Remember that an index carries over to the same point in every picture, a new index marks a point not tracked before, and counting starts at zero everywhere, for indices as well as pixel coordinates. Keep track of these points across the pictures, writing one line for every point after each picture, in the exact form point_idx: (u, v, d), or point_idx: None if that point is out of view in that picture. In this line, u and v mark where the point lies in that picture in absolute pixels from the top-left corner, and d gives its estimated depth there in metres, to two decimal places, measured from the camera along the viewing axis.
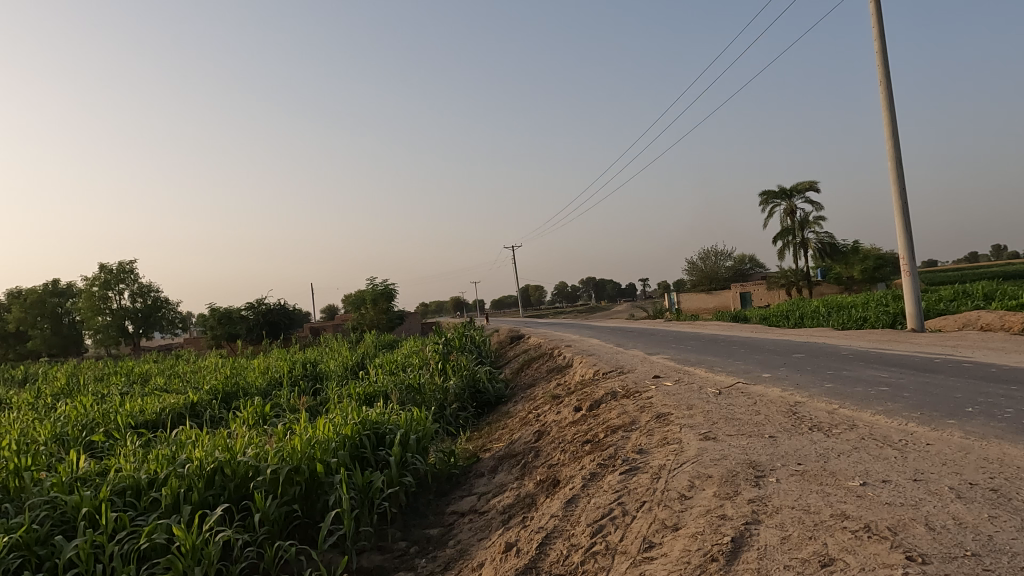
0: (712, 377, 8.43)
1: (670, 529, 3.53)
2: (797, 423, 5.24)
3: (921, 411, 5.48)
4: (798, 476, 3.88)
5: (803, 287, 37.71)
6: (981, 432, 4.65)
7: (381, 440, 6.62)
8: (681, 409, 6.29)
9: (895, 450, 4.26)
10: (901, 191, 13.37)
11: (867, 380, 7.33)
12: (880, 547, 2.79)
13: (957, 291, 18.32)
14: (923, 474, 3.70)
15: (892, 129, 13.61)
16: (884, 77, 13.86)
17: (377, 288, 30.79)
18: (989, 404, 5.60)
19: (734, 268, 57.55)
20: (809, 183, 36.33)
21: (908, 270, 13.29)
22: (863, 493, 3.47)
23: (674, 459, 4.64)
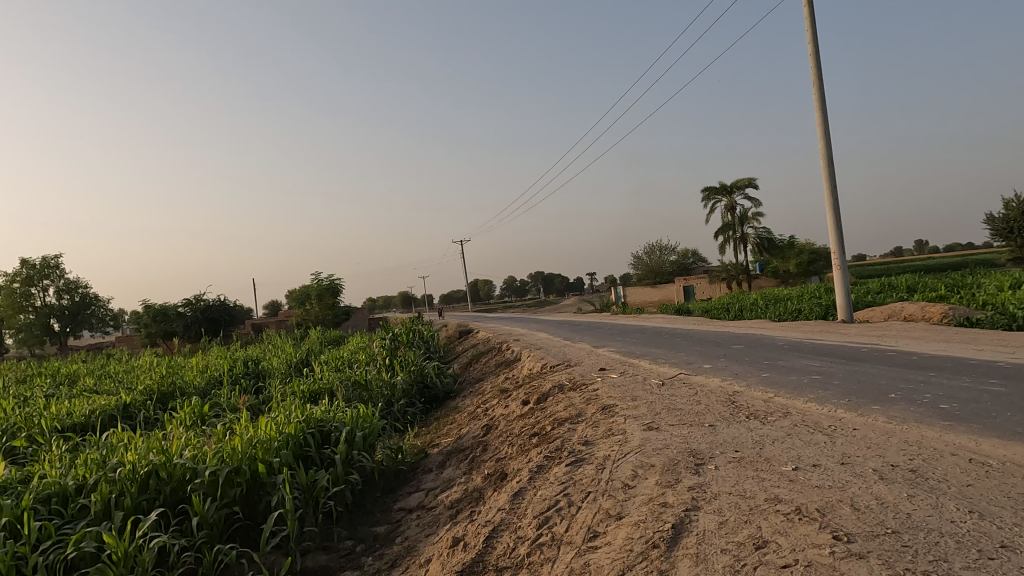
0: (655, 369, 8.64)
1: (613, 518, 3.60)
2: (735, 412, 5.43)
3: (849, 397, 5.76)
4: (736, 462, 4.02)
5: (742, 280, 39.03)
6: (903, 416, 4.93)
7: (326, 438, 6.50)
8: (625, 401, 6.41)
9: (824, 435, 4.47)
10: (833, 186, 13.99)
11: (801, 369, 7.65)
12: (810, 528, 2.92)
13: (883, 284, 19.33)
14: (849, 457, 3.90)
15: (824, 128, 14.18)
16: (816, 77, 14.40)
17: (322, 283, 30.39)
18: (911, 390, 5.95)
19: (678, 263, 59.05)
20: (748, 180, 37.53)
21: (839, 264, 13.91)
22: (795, 477, 3.63)
23: (619, 450, 4.73)
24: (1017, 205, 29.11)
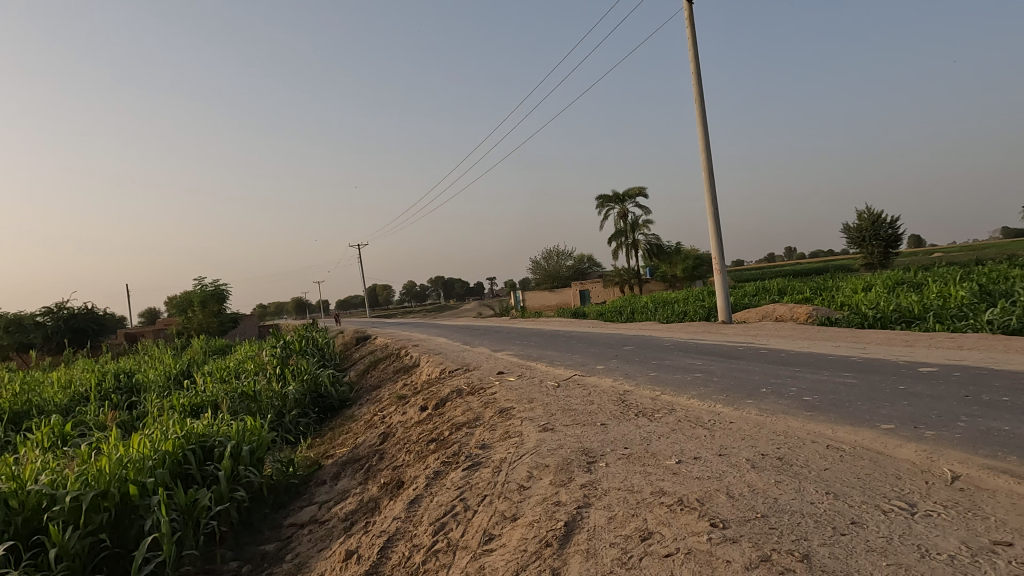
0: (551, 370, 8.85)
1: (508, 520, 3.63)
2: (625, 410, 5.67)
3: (726, 393, 6.19)
4: (625, 458, 4.20)
5: (634, 284, 40.89)
6: (772, 409, 5.37)
7: (208, 454, 6.09)
8: (522, 403, 6.51)
9: (704, 429, 4.77)
10: (713, 196, 14.99)
11: (685, 367, 8.13)
12: (690, 517, 3.10)
13: (757, 287, 20.96)
14: (726, 449, 4.18)
15: (705, 141, 15.14)
16: (698, 94, 15.35)
17: (206, 289, 28.49)
18: (779, 384, 6.48)
19: (574, 267, 60.86)
20: (639, 189, 39.35)
21: (719, 268, 14.91)
22: (678, 469, 3.84)
23: (515, 452, 4.78)
24: (868, 217, 32.65)
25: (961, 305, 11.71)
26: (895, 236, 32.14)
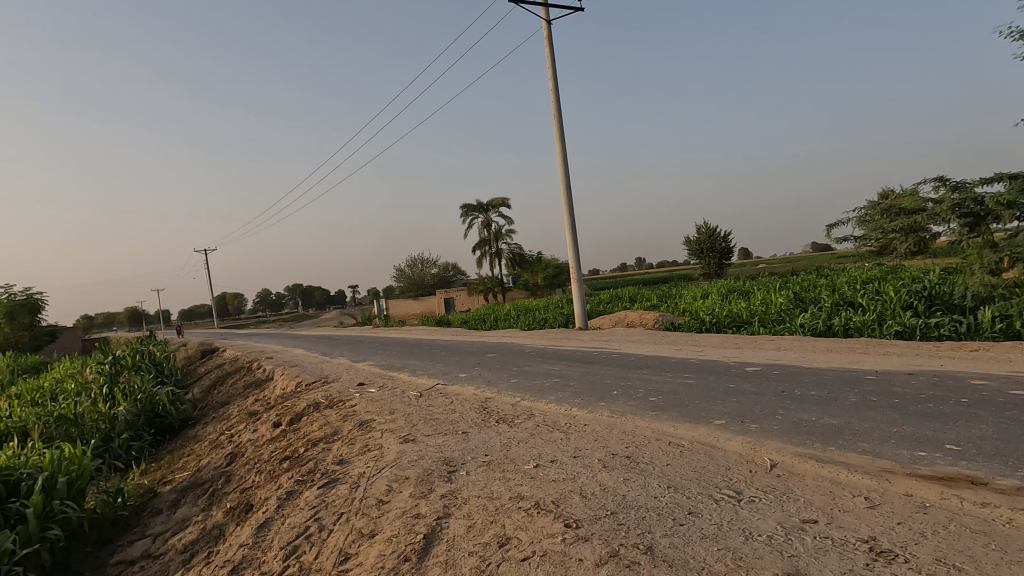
0: (414, 380, 8.74)
1: (366, 537, 3.52)
2: (486, 418, 5.74)
3: (582, 397, 6.49)
4: (485, 466, 4.24)
5: (498, 292, 41.69)
6: (623, 410, 5.70)
7: (13, 490, 5.27)
8: (383, 414, 6.35)
9: (561, 433, 4.96)
10: (571, 208, 15.69)
11: (544, 374, 8.40)
12: (546, 520, 3.20)
13: (611, 295, 22.27)
14: (580, 451, 4.38)
15: (563, 155, 15.81)
16: (556, 109, 15.98)
17: (14, 299, 24.74)
18: (629, 387, 6.91)
19: (439, 275, 60.78)
20: (502, 200, 40.21)
21: (576, 277, 15.62)
22: (535, 474, 3.95)
23: (374, 465, 4.65)
24: (705, 230, 35.98)
25: (780, 311, 13.26)
26: (727, 248, 35.70)
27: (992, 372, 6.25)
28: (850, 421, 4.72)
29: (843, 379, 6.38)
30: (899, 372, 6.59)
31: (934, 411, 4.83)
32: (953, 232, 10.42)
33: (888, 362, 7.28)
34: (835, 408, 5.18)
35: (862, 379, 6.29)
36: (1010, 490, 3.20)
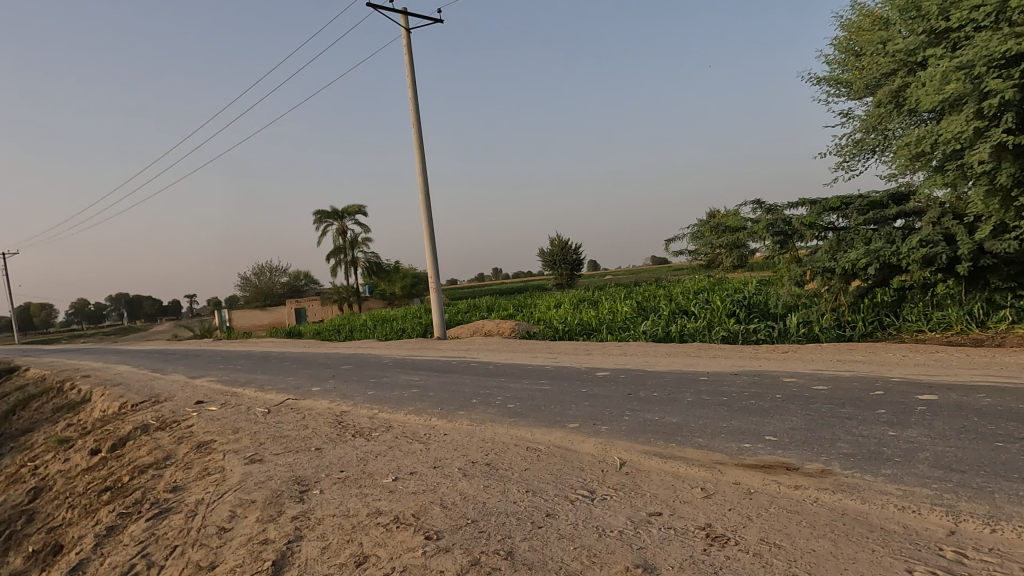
0: (261, 396, 8.15)
1: (205, 570, 3.20)
2: (341, 432, 5.50)
3: (441, 406, 6.45)
4: (340, 483, 4.05)
5: (353, 302, 40.39)
6: (482, 418, 5.75)
7: None
8: (225, 434, 5.84)
9: (420, 444, 4.89)
10: (430, 217, 15.60)
11: (402, 384, 8.24)
12: (406, 534, 3.12)
13: (468, 304, 22.47)
14: (440, 461, 4.34)
15: (422, 164, 15.68)
16: (415, 117, 15.81)
17: None
18: (487, 394, 7.00)
19: (289, 284, 57.57)
20: (358, 207, 39.04)
21: (434, 286, 15.56)
22: (394, 487, 3.85)
23: (214, 491, 4.25)
24: (558, 242, 37.65)
25: (625, 319, 14.20)
26: (578, 260, 37.65)
27: (799, 370, 7.18)
28: (687, 419, 5.16)
29: (680, 381, 6.97)
30: (726, 373, 7.34)
31: (755, 406, 5.43)
32: (766, 249, 11.84)
33: (717, 364, 8.08)
34: (674, 407, 5.63)
35: (696, 380, 6.91)
36: (815, 473, 3.68)
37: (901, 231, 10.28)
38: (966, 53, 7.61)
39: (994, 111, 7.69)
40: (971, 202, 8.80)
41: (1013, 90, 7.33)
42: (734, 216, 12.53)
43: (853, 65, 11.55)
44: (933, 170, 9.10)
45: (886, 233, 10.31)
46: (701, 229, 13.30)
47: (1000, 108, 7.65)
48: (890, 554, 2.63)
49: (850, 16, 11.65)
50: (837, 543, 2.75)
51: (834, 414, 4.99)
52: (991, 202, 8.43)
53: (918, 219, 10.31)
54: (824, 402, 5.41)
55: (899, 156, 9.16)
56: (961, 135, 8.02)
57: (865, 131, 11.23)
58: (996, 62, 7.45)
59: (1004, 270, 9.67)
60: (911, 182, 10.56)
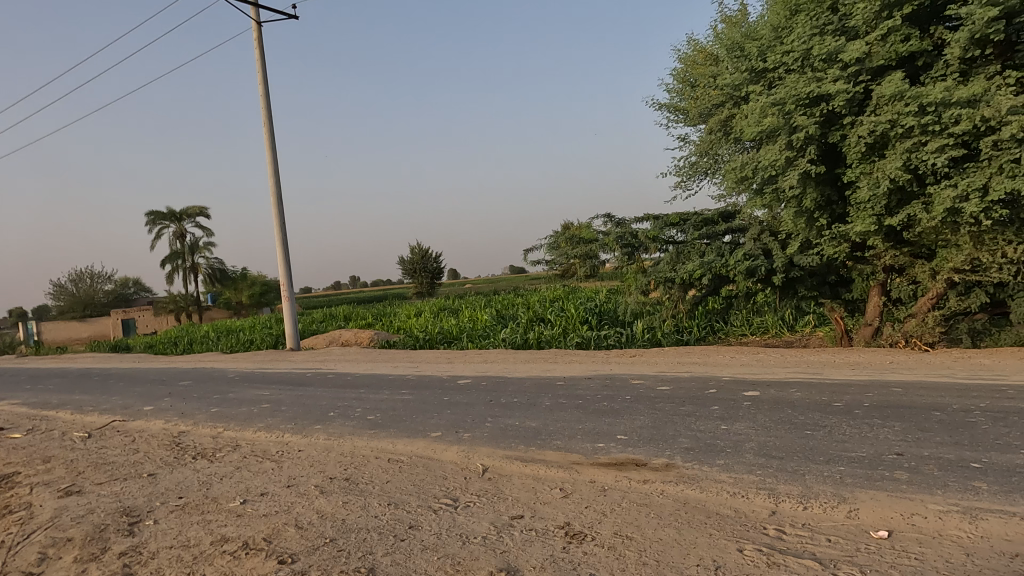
0: (79, 419, 7.18)
1: None
2: (179, 454, 5.00)
3: (294, 421, 6.10)
4: (178, 510, 3.68)
5: (192, 312, 37.00)
6: (340, 431, 5.53)
7: None
8: (32, 465, 5.06)
9: (272, 462, 4.58)
10: (282, 222, 14.75)
11: (250, 399, 7.68)
12: (257, 560, 2.91)
13: (324, 314, 21.52)
14: (294, 479, 4.10)
15: (274, 165, 14.79)
16: (267, 115, 14.87)
17: None
18: (346, 407, 6.74)
19: (114, 292, 51.41)
20: (200, 209, 35.96)
21: (287, 295, 14.72)
22: (242, 510, 3.57)
23: (18, 531, 3.66)
24: (418, 251, 37.36)
25: (485, 327, 14.41)
26: (438, 269, 37.62)
27: (645, 373, 7.72)
28: (545, 423, 5.34)
29: (539, 386, 7.20)
30: (580, 377, 7.71)
31: (608, 408, 5.76)
32: (616, 260, 12.63)
33: (573, 369, 8.46)
34: (534, 412, 5.80)
35: (554, 385, 7.19)
36: (661, 467, 3.97)
37: (729, 246, 11.50)
38: (779, 92, 8.73)
39: (801, 144, 8.88)
40: (784, 222, 10.07)
41: (815, 127, 8.53)
42: (586, 228, 13.23)
43: (689, 95, 12.74)
44: (754, 193, 10.29)
45: (717, 247, 11.47)
46: (557, 240, 13.87)
47: (805, 141, 8.86)
48: (724, 536, 2.92)
49: (687, 50, 12.85)
50: (680, 530, 2.99)
51: (675, 412, 5.44)
52: (799, 222, 9.72)
53: (742, 235, 11.59)
54: (667, 402, 5.88)
55: (727, 178, 10.24)
56: (776, 163, 9.17)
57: (699, 155, 12.42)
58: (802, 102, 8.63)
59: (809, 281, 11.17)
60: (736, 202, 11.85)
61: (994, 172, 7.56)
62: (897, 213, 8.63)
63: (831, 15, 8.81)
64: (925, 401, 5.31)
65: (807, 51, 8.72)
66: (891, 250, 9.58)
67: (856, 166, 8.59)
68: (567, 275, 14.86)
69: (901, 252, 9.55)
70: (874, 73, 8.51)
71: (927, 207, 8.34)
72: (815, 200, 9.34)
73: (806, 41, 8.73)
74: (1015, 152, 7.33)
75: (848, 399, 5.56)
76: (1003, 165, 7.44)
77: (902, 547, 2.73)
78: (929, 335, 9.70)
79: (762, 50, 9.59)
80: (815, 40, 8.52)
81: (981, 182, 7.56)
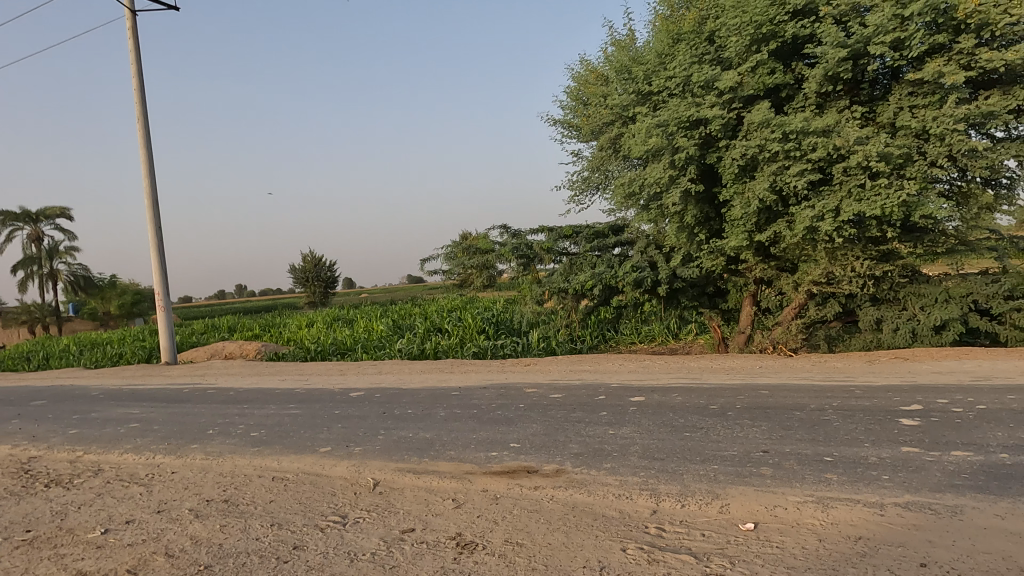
0: None
1: None
2: (29, 483, 4.47)
3: (167, 441, 5.65)
4: (25, 545, 3.28)
5: (49, 323, 33.32)
6: (219, 450, 5.19)
7: None
8: None
9: (140, 486, 4.22)
10: (158, 226, 13.67)
11: (117, 419, 7.02)
12: None
13: (205, 324, 20.15)
14: (166, 503, 3.80)
15: (149, 164, 13.68)
16: (141, 110, 13.73)
17: None
18: (227, 424, 6.34)
19: None
20: (61, 210, 32.60)
21: (162, 305, 13.64)
22: (103, 541, 3.26)
23: None
24: (310, 259, 35.95)
25: (380, 338, 14.10)
26: (332, 277, 36.36)
27: (539, 381, 7.88)
28: (439, 433, 5.31)
29: (434, 397, 7.15)
30: (476, 387, 7.74)
31: (501, 417, 5.82)
32: (512, 270, 12.82)
33: (469, 379, 8.47)
34: (428, 423, 5.75)
35: (449, 395, 7.17)
36: (551, 473, 4.07)
37: (619, 258, 12.03)
38: (663, 114, 9.28)
39: (682, 164, 9.49)
40: (668, 236, 10.69)
41: (694, 148, 9.14)
42: (483, 239, 13.32)
43: (582, 112, 13.23)
44: (641, 208, 10.84)
45: (608, 259, 11.96)
46: (454, 250, 13.83)
47: (686, 161, 9.48)
48: (609, 537, 3.03)
49: (579, 69, 13.34)
50: (568, 534, 3.08)
51: (566, 418, 5.60)
52: (681, 237, 10.36)
53: (631, 247, 12.17)
54: (558, 409, 6.04)
55: (616, 193, 10.71)
56: (660, 181, 9.72)
57: (591, 170, 12.90)
58: (683, 124, 9.22)
59: (690, 291, 11.90)
60: (625, 217, 12.42)
61: (844, 195, 8.46)
62: (765, 230, 9.42)
63: (708, 45, 9.50)
64: (788, 401, 5.81)
65: (687, 77, 9.35)
66: (760, 263, 10.44)
67: (730, 186, 9.30)
68: (464, 285, 14.87)
69: (769, 265, 10.43)
70: (745, 101, 9.26)
71: (790, 225, 9.17)
72: (695, 216, 10.01)
73: (686, 68, 9.35)
74: (861, 178, 8.25)
75: (722, 401, 5.99)
76: (852, 189, 8.36)
77: (766, 536, 2.97)
78: (792, 341, 10.64)
79: (648, 73, 10.15)
80: (695, 67, 9.15)
81: (834, 204, 8.43)
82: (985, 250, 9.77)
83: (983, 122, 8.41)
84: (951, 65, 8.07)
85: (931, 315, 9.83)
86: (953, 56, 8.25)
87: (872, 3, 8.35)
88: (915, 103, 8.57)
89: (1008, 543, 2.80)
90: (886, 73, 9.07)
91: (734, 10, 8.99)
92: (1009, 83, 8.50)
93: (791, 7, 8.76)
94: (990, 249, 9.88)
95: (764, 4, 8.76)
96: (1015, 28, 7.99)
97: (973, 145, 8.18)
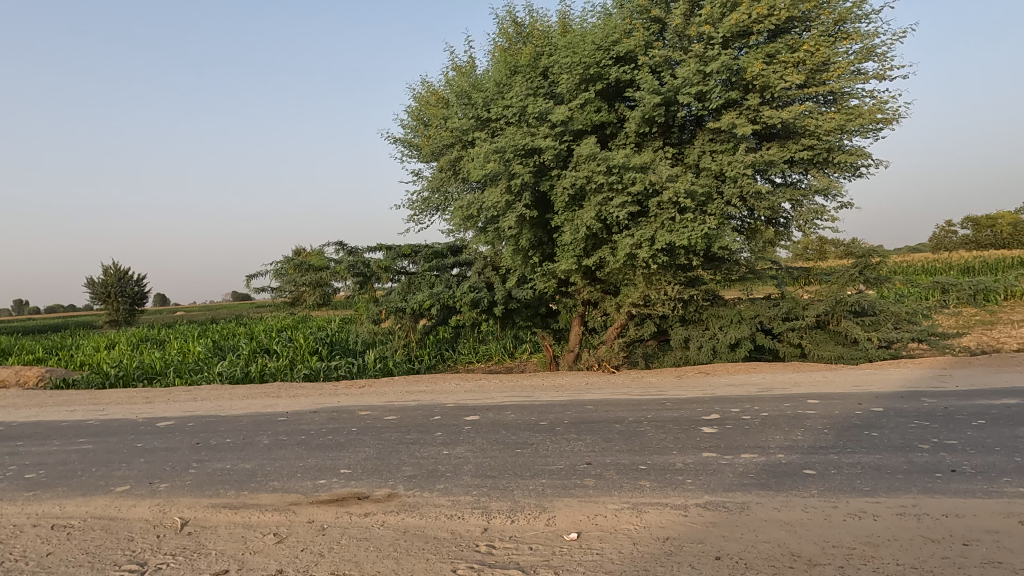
0: None
1: None
2: None
3: None
4: None
5: None
6: None
7: None
8: None
9: None
10: None
11: None
12: None
13: None
14: None
15: None
16: None
17: None
18: None
19: None
20: None
21: None
22: None
23: None
24: (114, 272, 31.82)
25: (197, 360, 12.79)
26: (140, 293, 32.53)
27: (373, 403, 7.66)
28: (262, 463, 4.93)
29: (257, 423, 6.62)
30: (305, 411, 7.31)
31: (331, 442, 5.56)
32: (347, 289, 12.41)
33: (297, 403, 7.99)
34: (248, 452, 5.31)
35: (274, 422, 6.70)
36: (382, 498, 3.96)
37: (457, 278, 12.18)
38: (500, 141, 9.64)
39: (517, 189, 9.91)
40: (504, 258, 11.06)
41: (528, 175, 9.62)
42: (317, 255, 12.75)
43: (422, 132, 13.30)
44: (479, 230, 11.11)
45: (446, 279, 12.07)
46: (285, 266, 12.99)
47: (521, 188, 9.91)
48: (439, 559, 3.01)
49: (420, 90, 13.42)
50: (398, 560, 3.01)
51: (400, 440, 5.50)
52: (516, 259, 10.77)
53: (468, 269, 12.39)
54: (392, 431, 5.91)
55: (455, 215, 10.87)
56: (497, 205, 10.04)
57: (430, 191, 12.94)
58: (519, 152, 9.66)
59: (524, 312, 12.36)
60: (463, 238, 12.62)
61: (658, 227, 9.37)
62: (591, 254, 10.11)
63: (542, 80, 10.08)
64: (610, 415, 6.24)
65: (523, 108, 9.82)
66: (587, 286, 11.20)
67: (561, 213, 9.87)
68: (295, 304, 14.06)
69: (595, 288, 11.23)
70: (575, 135, 9.95)
71: (613, 251, 9.96)
72: (529, 239, 10.47)
73: (522, 99, 9.83)
74: (671, 212, 9.22)
75: (551, 417, 6.27)
76: (664, 221, 9.29)
77: (588, 545, 3.14)
78: (615, 359, 11.50)
79: (486, 101, 10.54)
80: (530, 99, 9.65)
81: (650, 233, 9.29)
82: (767, 278, 11.40)
83: (766, 168, 9.85)
84: (741, 119, 9.36)
85: (728, 334, 11.21)
86: (743, 111, 9.57)
87: (681, 57, 9.43)
88: (714, 149, 9.79)
89: (781, 532, 3.25)
90: (691, 120, 10.27)
91: (566, 50, 9.67)
92: (785, 138, 10.03)
93: (615, 53, 9.63)
94: (772, 277, 11.53)
95: (592, 47, 9.54)
96: (788, 92, 9.49)
97: (758, 188, 9.55)
